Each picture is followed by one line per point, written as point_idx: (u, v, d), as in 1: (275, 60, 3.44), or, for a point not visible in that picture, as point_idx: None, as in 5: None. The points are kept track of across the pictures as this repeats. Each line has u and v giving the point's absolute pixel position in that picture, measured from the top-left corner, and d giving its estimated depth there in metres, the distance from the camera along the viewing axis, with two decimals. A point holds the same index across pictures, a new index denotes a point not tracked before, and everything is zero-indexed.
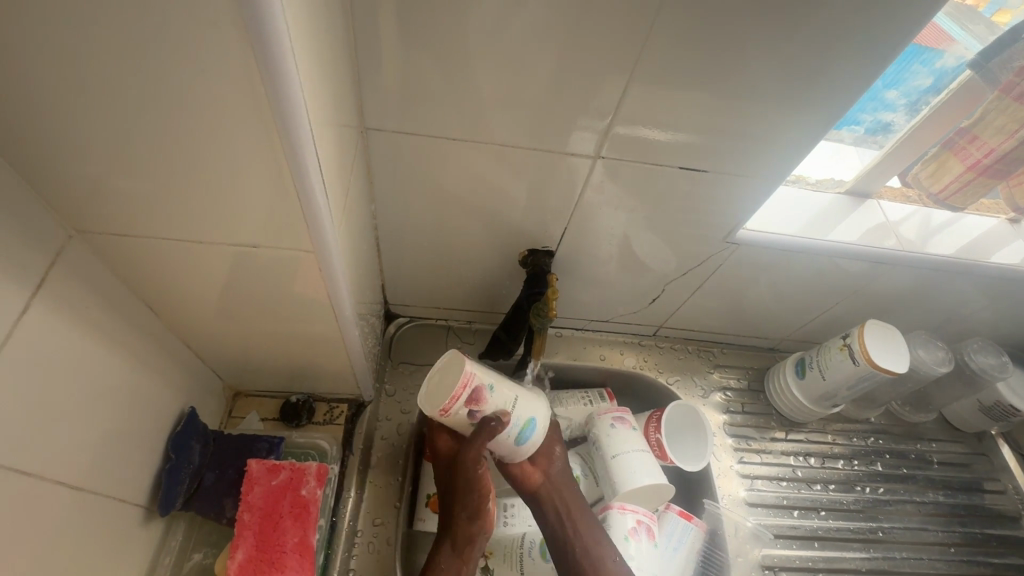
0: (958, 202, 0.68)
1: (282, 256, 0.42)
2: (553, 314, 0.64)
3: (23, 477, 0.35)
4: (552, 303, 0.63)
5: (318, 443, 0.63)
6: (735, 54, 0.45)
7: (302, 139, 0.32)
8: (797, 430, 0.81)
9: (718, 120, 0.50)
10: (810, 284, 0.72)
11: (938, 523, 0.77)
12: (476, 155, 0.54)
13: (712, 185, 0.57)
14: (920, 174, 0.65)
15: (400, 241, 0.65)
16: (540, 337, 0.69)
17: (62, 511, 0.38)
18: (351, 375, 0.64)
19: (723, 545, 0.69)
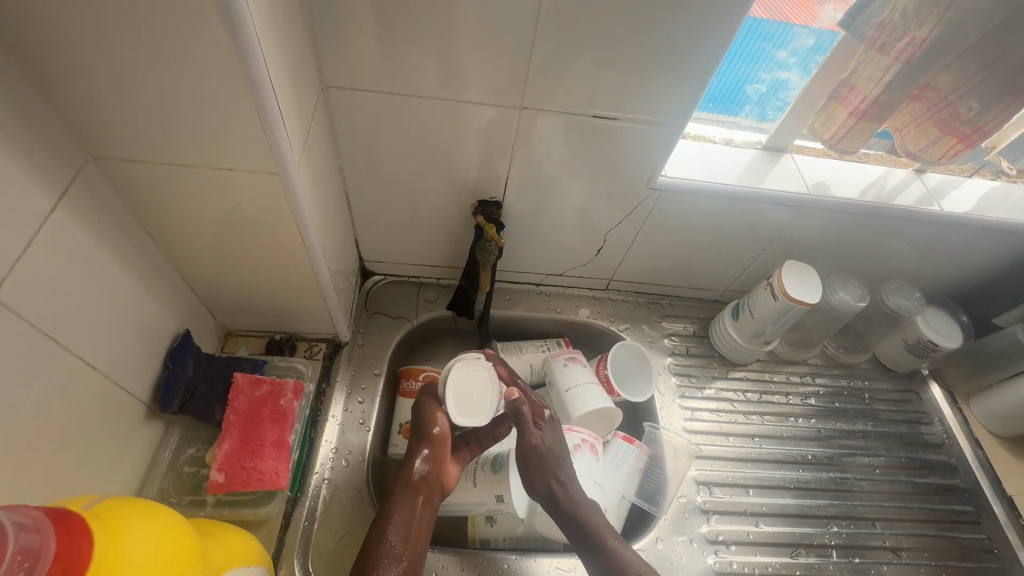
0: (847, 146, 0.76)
1: (252, 191, 0.51)
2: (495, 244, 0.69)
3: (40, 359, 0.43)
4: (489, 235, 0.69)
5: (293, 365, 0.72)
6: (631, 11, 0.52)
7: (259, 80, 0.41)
8: (737, 370, 0.89)
9: (625, 82, 0.58)
10: (737, 230, 0.80)
11: (865, 448, 0.84)
12: (423, 111, 0.62)
13: (633, 134, 0.64)
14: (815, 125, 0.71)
15: (366, 197, 0.74)
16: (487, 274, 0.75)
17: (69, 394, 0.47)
18: (326, 317, 0.73)
19: (662, 464, 0.76)
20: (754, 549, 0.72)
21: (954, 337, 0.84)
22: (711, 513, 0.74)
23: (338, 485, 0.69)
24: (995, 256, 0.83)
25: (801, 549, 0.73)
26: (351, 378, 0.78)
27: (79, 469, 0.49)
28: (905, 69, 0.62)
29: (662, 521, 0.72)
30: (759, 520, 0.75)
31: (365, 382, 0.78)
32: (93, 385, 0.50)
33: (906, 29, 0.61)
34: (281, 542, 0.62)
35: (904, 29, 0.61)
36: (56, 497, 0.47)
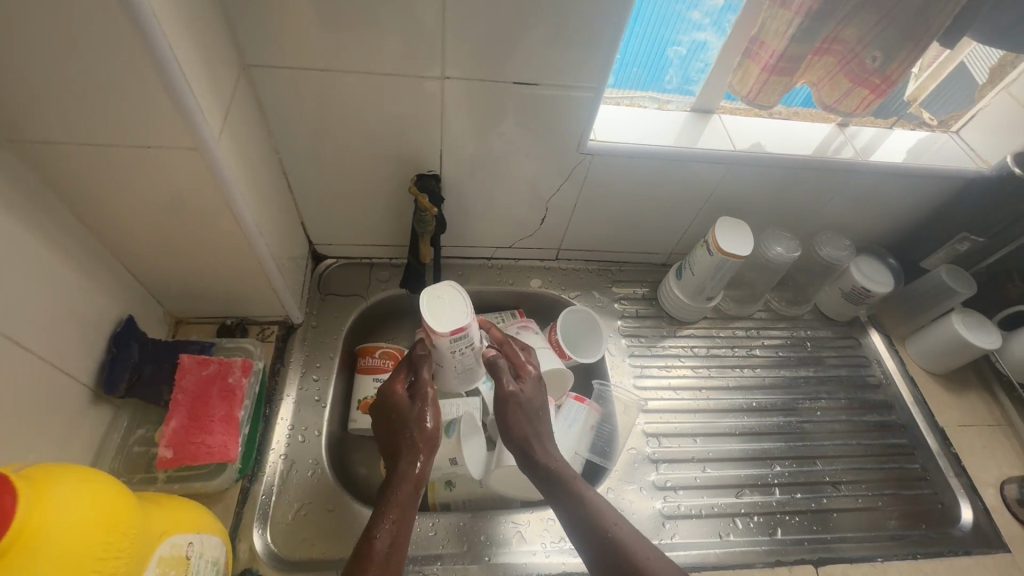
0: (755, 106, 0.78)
1: (176, 172, 0.52)
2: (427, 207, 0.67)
3: None
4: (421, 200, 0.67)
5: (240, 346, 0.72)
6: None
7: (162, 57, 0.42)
8: (685, 328, 0.93)
9: (541, 50, 0.60)
10: (672, 191, 0.83)
11: (807, 393, 0.89)
12: (349, 87, 0.63)
13: (558, 100, 0.66)
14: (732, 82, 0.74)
15: (307, 177, 0.75)
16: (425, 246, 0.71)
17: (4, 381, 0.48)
18: (275, 299, 0.74)
19: (613, 419, 0.79)
20: (701, 491, 0.76)
21: (887, 282, 0.88)
22: (660, 462, 0.77)
23: (295, 459, 0.70)
24: (919, 202, 0.87)
25: (746, 488, 0.77)
26: (306, 358, 0.79)
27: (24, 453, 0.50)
28: (806, 23, 0.64)
29: (614, 472, 0.76)
30: (706, 465, 0.78)
31: (320, 360, 0.80)
32: (29, 371, 0.50)
33: None
34: (239, 515, 0.64)
35: None
36: None
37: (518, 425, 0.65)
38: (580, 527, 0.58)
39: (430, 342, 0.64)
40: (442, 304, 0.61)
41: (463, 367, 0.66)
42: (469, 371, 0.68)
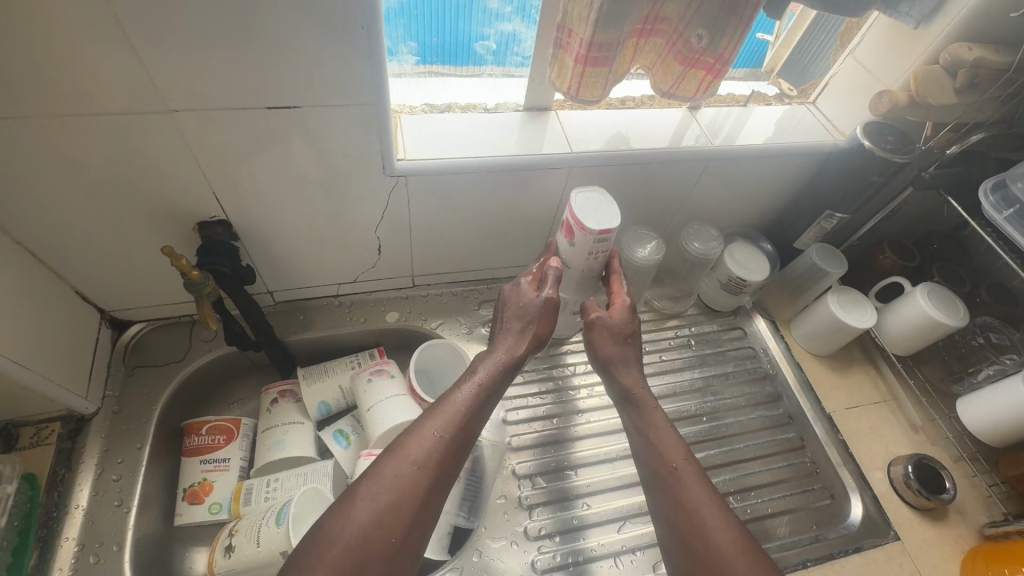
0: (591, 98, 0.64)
1: None
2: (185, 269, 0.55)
3: None
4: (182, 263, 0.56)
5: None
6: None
7: None
8: (562, 344, 0.84)
9: (287, 64, 0.49)
10: (519, 200, 0.74)
11: (694, 397, 0.83)
12: (51, 136, 0.49)
13: (334, 119, 0.55)
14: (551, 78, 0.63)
15: (56, 245, 0.60)
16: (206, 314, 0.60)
17: None
18: (38, 396, 0.61)
19: (483, 476, 0.70)
20: (580, 533, 0.68)
21: (760, 269, 0.83)
22: (533, 508, 0.70)
23: None
24: (782, 181, 0.82)
25: (629, 520, 0.70)
26: (103, 454, 0.66)
27: None
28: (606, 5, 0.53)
29: (480, 531, 0.67)
30: (587, 501, 0.71)
31: (122, 454, 0.67)
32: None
33: None
34: None
35: None
36: None
37: (605, 344, 0.66)
38: (644, 450, 0.60)
39: (569, 241, 0.65)
40: (598, 208, 0.63)
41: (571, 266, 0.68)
42: (586, 279, 0.70)
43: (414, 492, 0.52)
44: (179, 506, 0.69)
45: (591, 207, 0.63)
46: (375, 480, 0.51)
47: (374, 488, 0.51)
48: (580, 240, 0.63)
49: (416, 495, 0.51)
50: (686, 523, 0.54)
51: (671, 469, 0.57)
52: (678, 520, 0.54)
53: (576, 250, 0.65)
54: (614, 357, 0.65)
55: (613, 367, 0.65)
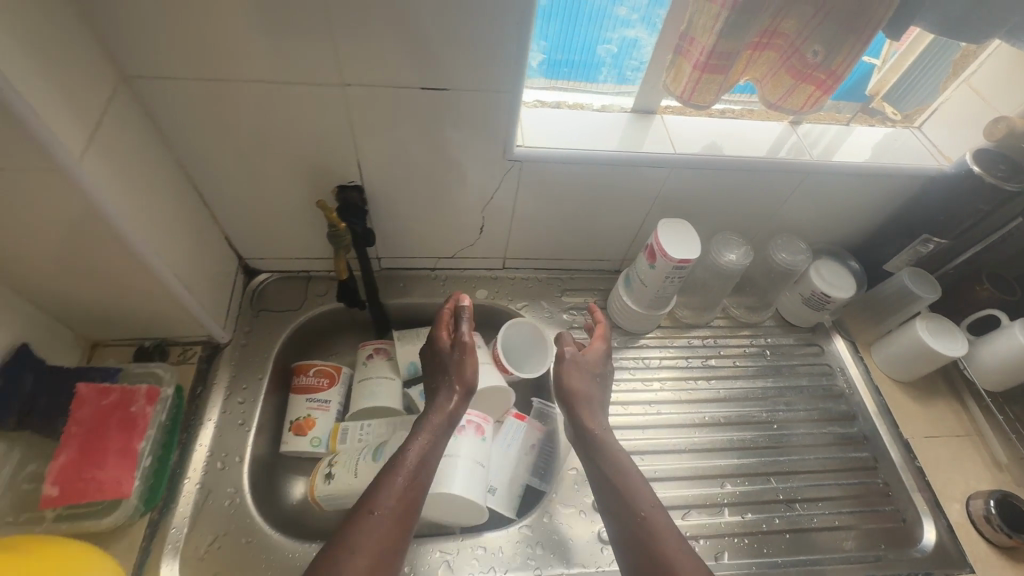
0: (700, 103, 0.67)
1: (42, 198, 0.48)
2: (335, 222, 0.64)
3: None
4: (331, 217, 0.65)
5: (154, 371, 0.69)
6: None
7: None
8: (638, 339, 0.88)
9: (446, 50, 0.56)
10: (616, 196, 0.79)
11: (765, 405, 0.85)
12: (245, 98, 0.59)
13: (473, 104, 0.62)
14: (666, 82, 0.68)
15: (223, 192, 0.71)
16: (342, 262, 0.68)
17: None
18: (192, 320, 0.71)
19: (556, 441, 0.78)
20: None
21: (846, 287, 0.84)
22: None
23: (212, 488, 0.67)
24: (878, 202, 0.82)
25: (693, 509, 0.73)
26: (231, 380, 0.76)
27: None
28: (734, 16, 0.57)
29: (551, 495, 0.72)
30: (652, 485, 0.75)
31: (246, 382, 0.76)
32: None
33: None
34: (146, 550, 0.61)
35: None
36: None
37: (572, 381, 0.74)
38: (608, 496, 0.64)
39: (652, 262, 0.75)
40: (680, 237, 0.73)
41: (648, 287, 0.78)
42: (662, 299, 0.80)
43: (394, 530, 0.59)
44: (285, 435, 0.78)
45: (675, 236, 0.73)
46: (350, 537, 0.57)
47: (350, 544, 0.57)
48: (662, 262, 0.73)
49: (385, 539, 0.58)
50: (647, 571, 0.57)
51: (639, 518, 0.61)
52: (643, 569, 0.57)
53: (656, 272, 0.75)
54: (578, 393, 0.73)
55: (577, 405, 0.72)
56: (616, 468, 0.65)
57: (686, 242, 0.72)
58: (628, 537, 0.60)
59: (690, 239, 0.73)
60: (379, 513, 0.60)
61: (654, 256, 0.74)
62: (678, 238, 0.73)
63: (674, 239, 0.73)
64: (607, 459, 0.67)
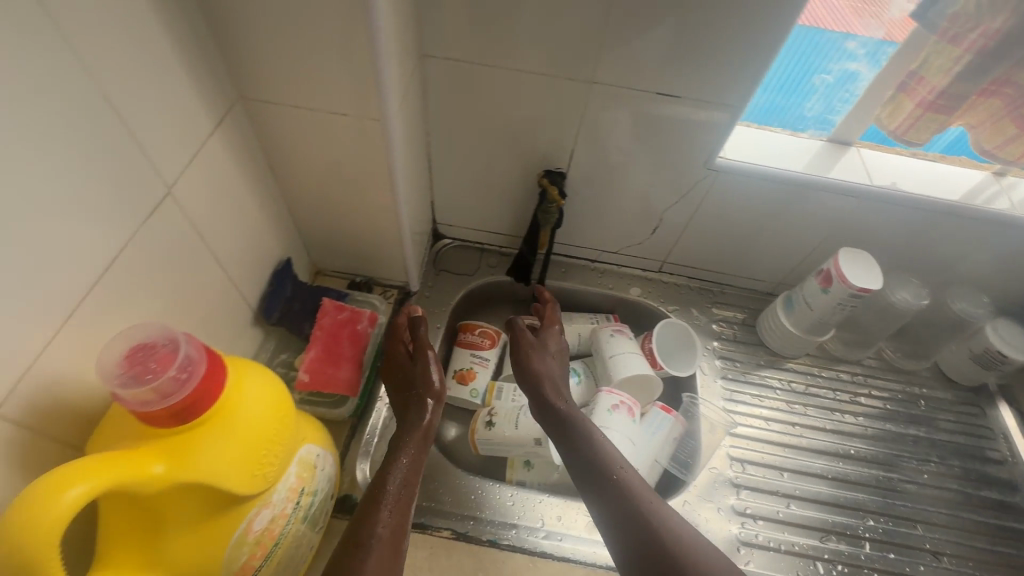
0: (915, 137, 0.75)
1: (356, 141, 0.61)
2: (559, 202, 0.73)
3: (190, 259, 0.54)
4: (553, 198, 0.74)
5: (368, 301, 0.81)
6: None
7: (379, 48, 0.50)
8: (786, 362, 0.90)
9: (692, 62, 0.63)
10: (795, 218, 0.81)
11: (914, 454, 0.83)
12: (503, 81, 0.69)
13: (697, 114, 0.68)
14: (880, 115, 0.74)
15: (447, 159, 0.82)
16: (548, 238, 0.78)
17: (206, 294, 0.58)
18: (401, 265, 0.82)
19: (697, 436, 0.80)
20: (783, 526, 0.73)
21: None
22: (742, 488, 0.75)
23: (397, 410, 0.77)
24: None
25: (831, 535, 0.73)
26: None
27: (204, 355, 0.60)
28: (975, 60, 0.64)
29: (691, 487, 0.75)
30: (792, 502, 0.76)
31: (427, 328, 0.87)
32: (216, 282, 0.59)
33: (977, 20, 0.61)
34: (347, 446, 0.72)
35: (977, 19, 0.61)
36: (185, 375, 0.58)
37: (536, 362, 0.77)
38: (599, 485, 0.62)
39: (826, 285, 0.77)
40: (863, 267, 0.75)
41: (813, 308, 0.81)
42: (824, 326, 0.82)
43: (398, 547, 0.53)
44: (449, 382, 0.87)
45: (858, 265, 0.75)
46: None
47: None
48: (838, 286, 0.75)
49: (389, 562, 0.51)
50: (658, 552, 0.55)
51: (615, 476, 0.62)
52: (652, 553, 0.55)
53: (828, 297, 0.77)
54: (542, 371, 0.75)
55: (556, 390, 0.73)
56: (591, 444, 0.66)
57: (869, 271, 0.74)
58: (628, 520, 0.58)
59: (872, 268, 0.75)
60: (374, 535, 0.52)
61: (829, 280, 0.77)
62: (861, 268, 0.75)
63: (856, 268, 0.75)
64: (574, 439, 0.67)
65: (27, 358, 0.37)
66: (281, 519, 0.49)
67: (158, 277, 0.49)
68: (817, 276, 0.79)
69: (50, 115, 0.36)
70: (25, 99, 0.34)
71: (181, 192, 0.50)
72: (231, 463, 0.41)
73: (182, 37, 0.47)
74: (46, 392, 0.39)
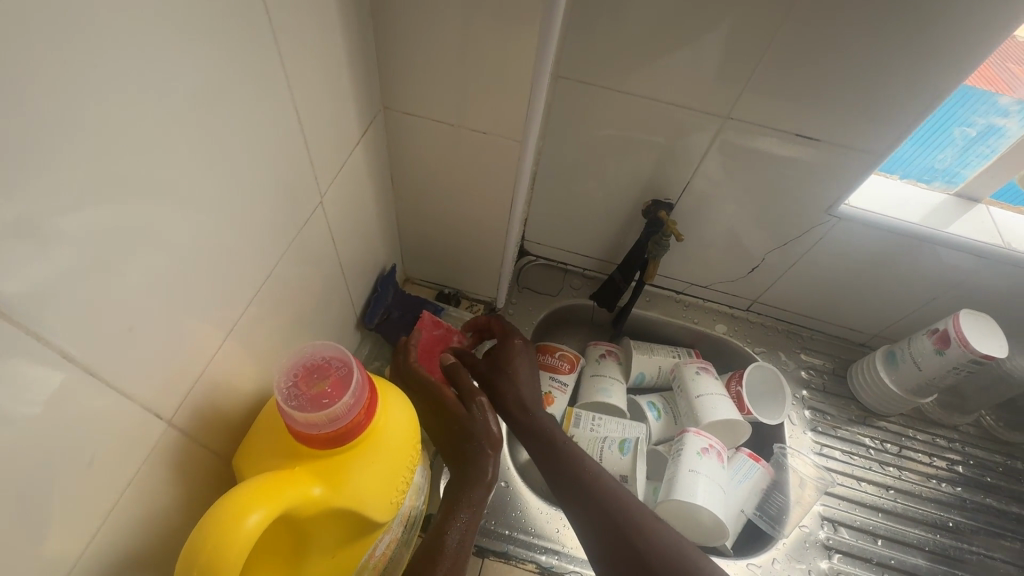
0: None
1: (489, 155, 0.60)
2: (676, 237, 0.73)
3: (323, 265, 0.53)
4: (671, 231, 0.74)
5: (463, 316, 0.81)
6: (868, 31, 0.55)
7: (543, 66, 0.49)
8: (878, 419, 0.86)
9: (837, 97, 0.61)
10: (911, 273, 0.78)
11: (1017, 533, 0.77)
12: (630, 104, 0.68)
13: (831, 158, 0.67)
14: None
15: (552, 178, 0.81)
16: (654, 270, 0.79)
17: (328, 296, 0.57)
18: (494, 281, 0.81)
19: (785, 490, 0.76)
20: None
21: None
22: (833, 551, 0.72)
23: None
24: None
25: None
26: None
27: None
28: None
29: (781, 543, 0.72)
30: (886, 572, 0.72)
31: None
32: (338, 288, 0.59)
33: None
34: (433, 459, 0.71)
35: None
36: None
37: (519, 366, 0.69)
38: (598, 519, 0.57)
39: (941, 347, 0.73)
40: (988, 332, 0.71)
41: (921, 362, 0.77)
42: (927, 387, 0.79)
43: None
44: None
45: (982, 330, 0.71)
46: None
47: None
48: (957, 349, 0.71)
49: None
50: None
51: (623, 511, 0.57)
52: None
53: (944, 358, 0.73)
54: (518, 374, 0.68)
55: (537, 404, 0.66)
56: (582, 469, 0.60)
57: (993, 336, 0.70)
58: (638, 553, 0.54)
59: (998, 335, 0.70)
60: None
61: (945, 342, 0.73)
62: (983, 334, 0.70)
63: (978, 333, 0.71)
64: (565, 466, 0.61)
65: (203, 361, 0.37)
66: (392, 543, 0.48)
67: (301, 282, 0.50)
68: (930, 336, 0.75)
69: (255, 118, 0.36)
70: (240, 103, 0.34)
71: (328, 199, 0.50)
72: (377, 489, 0.40)
73: (352, 48, 0.47)
74: (211, 393, 0.39)
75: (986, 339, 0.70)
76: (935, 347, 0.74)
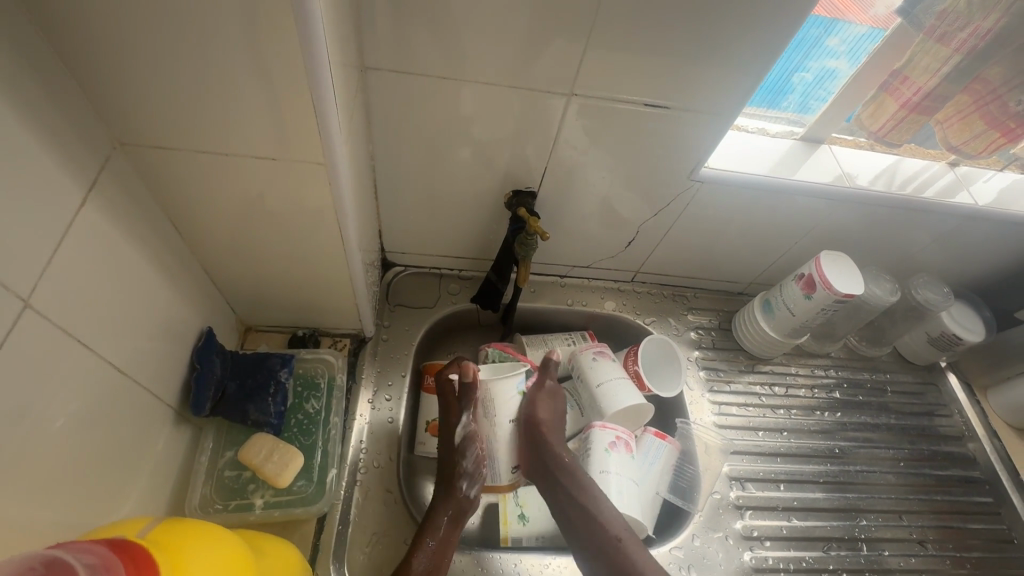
0: (892, 139, 0.75)
1: (289, 179, 0.47)
2: (543, 234, 0.65)
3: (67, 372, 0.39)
4: (535, 226, 0.67)
5: (324, 357, 0.69)
6: None
7: (318, 66, 0.38)
8: (764, 364, 0.89)
9: (674, 58, 0.56)
10: (773, 224, 0.78)
11: (889, 442, 0.85)
12: (460, 90, 0.59)
13: (681, 123, 0.64)
14: (860, 116, 0.73)
15: (398, 183, 0.70)
16: (525, 268, 0.73)
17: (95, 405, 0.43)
18: (352, 313, 0.70)
19: (694, 459, 0.76)
20: (788, 543, 0.73)
21: (977, 330, 0.85)
22: (745, 509, 0.74)
23: (370, 487, 0.65)
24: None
25: (833, 542, 0.74)
26: (375, 378, 0.74)
27: (110, 475, 0.46)
28: (963, 62, 0.65)
29: (697, 517, 0.72)
30: (791, 514, 0.75)
31: (391, 378, 0.75)
32: (112, 385, 0.45)
33: (969, 18, 0.62)
34: (317, 546, 0.60)
35: (967, 18, 0.62)
36: (84, 512, 0.44)
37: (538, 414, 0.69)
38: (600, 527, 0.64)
39: (807, 293, 0.75)
40: (844, 269, 0.73)
41: (795, 304, 0.78)
42: (802, 328, 0.81)
43: None
44: (421, 436, 0.73)
45: (839, 267, 0.73)
46: None
47: None
48: (822, 294, 0.73)
49: None
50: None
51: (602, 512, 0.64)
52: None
53: (813, 302, 0.75)
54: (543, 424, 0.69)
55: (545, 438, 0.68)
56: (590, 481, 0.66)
57: (849, 272, 0.73)
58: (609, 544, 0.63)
59: (852, 269, 0.73)
60: None
61: (810, 288, 0.74)
62: (840, 272, 0.73)
63: (837, 271, 0.73)
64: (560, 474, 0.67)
65: None
66: None
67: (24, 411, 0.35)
68: (798, 283, 0.76)
69: None
70: None
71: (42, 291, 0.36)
72: None
73: (14, 75, 0.32)
74: None
75: (845, 276, 0.72)
76: (804, 293, 0.76)
